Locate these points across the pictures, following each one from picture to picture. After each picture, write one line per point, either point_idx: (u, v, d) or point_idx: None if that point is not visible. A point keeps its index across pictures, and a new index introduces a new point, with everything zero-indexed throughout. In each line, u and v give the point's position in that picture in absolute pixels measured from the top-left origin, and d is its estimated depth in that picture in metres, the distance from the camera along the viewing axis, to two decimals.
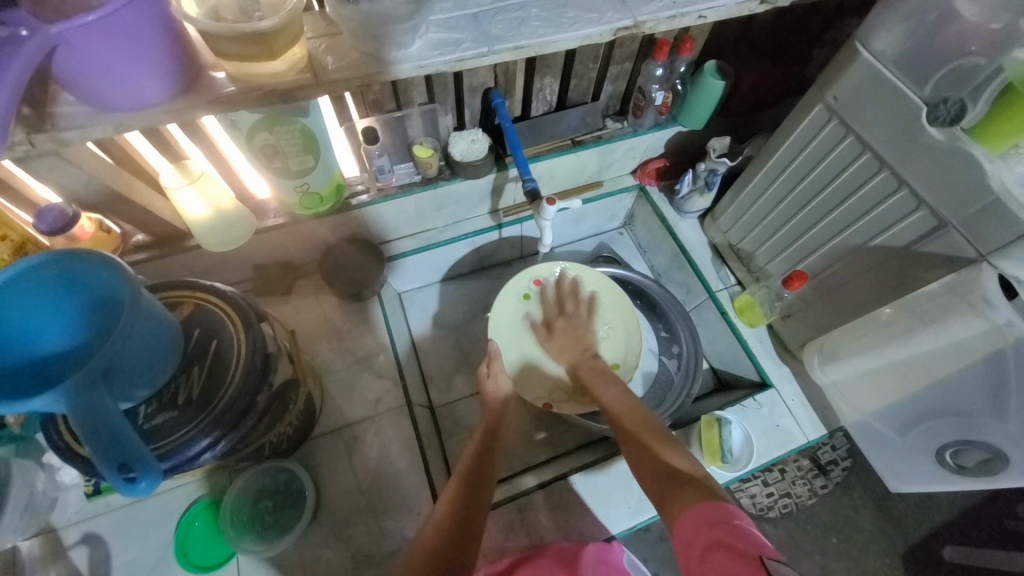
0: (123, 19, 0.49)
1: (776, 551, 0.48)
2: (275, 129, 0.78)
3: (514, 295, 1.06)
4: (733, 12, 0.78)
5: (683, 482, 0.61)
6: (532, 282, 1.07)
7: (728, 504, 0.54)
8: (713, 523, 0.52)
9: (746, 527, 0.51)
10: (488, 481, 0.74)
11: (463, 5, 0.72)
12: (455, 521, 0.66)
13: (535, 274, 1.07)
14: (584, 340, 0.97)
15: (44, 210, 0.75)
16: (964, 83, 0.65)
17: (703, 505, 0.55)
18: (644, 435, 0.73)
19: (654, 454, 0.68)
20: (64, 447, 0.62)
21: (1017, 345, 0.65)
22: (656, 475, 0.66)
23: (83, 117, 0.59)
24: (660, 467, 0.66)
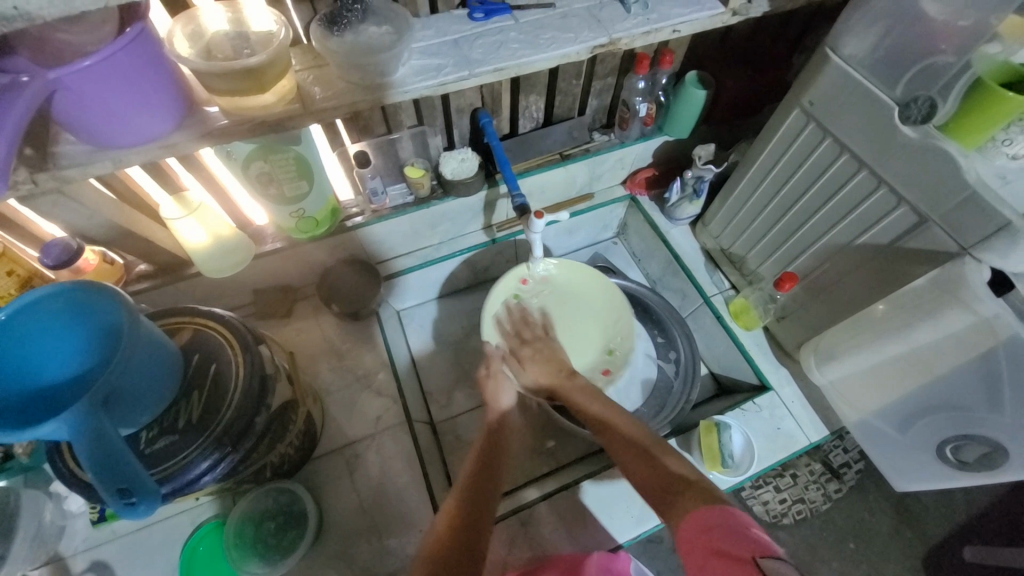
0: (118, 61, 0.52)
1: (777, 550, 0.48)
2: (269, 157, 0.82)
3: (505, 296, 1.08)
4: (706, 26, 0.80)
5: (680, 486, 0.61)
6: (520, 282, 1.10)
7: (725, 504, 0.55)
8: (709, 528, 0.53)
9: (745, 527, 0.51)
10: (494, 498, 0.71)
11: (444, 32, 0.76)
12: (464, 536, 0.65)
13: (523, 273, 1.10)
14: (558, 357, 0.92)
15: (48, 244, 0.78)
16: (932, 81, 0.67)
17: (703, 509, 0.55)
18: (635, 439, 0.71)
19: (648, 458, 0.67)
20: (68, 474, 0.64)
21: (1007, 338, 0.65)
22: (654, 480, 0.65)
23: (84, 155, 0.62)
24: (656, 469, 0.66)
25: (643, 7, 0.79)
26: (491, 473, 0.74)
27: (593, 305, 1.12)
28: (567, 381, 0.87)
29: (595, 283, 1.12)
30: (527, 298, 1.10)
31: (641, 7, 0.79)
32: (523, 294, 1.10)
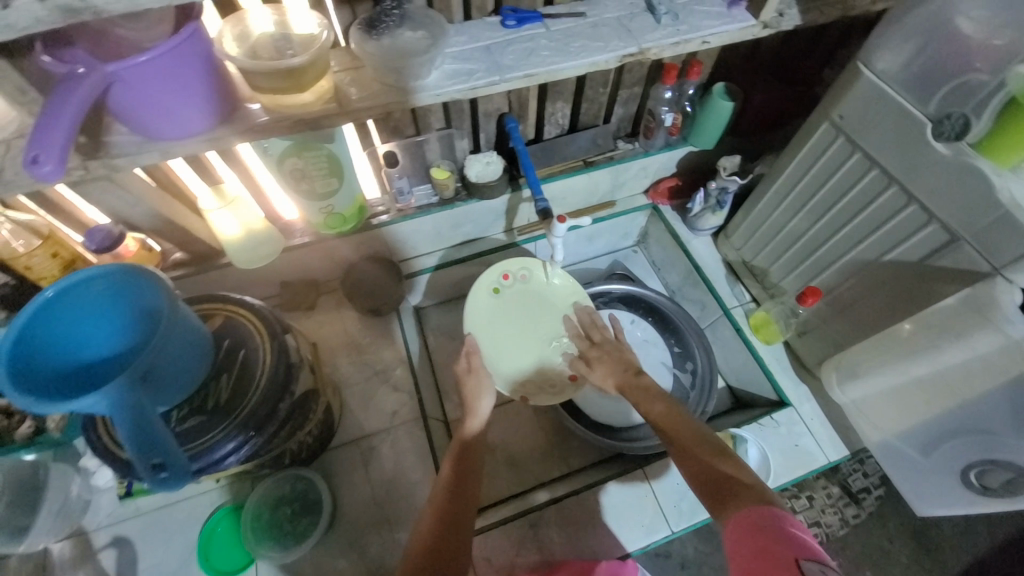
0: (171, 58, 0.55)
1: (824, 554, 0.48)
2: (304, 154, 0.85)
3: (485, 290, 1.05)
4: (736, 38, 0.81)
5: (736, 488, 0.58)
6: (501, 276, 1.06)
7: (777, 508, 0.54)
8: (756, 527, 0.52)
9: (790, 527, 0.51)
10: (473, 503, 0.70)
11: (477, 38, 0.78)
12: (438, 538, 0.62)
13: (505, 268, 1.06)
14: (624, 360, 0.88)
15: (93, 230, 0.82)
16: (965, 99, 0.66)
17: (757, 512, 0.53)
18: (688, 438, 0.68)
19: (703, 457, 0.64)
20: (102, 448, 0.67)
21: None
22: (709, 480, 0.61)
23: (134, 146, 0.65)
24: (710, 469, 0.62)
25: (673, 18, 0.80)
26: (467, 477, 0.73)
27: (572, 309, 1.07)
28: (635, 380, 0.82)
29: (572, 287, 1.08)
30: (508, 294, 1.06)
31: (671, 18, 0.80)
32: (504, 288, 1.06)
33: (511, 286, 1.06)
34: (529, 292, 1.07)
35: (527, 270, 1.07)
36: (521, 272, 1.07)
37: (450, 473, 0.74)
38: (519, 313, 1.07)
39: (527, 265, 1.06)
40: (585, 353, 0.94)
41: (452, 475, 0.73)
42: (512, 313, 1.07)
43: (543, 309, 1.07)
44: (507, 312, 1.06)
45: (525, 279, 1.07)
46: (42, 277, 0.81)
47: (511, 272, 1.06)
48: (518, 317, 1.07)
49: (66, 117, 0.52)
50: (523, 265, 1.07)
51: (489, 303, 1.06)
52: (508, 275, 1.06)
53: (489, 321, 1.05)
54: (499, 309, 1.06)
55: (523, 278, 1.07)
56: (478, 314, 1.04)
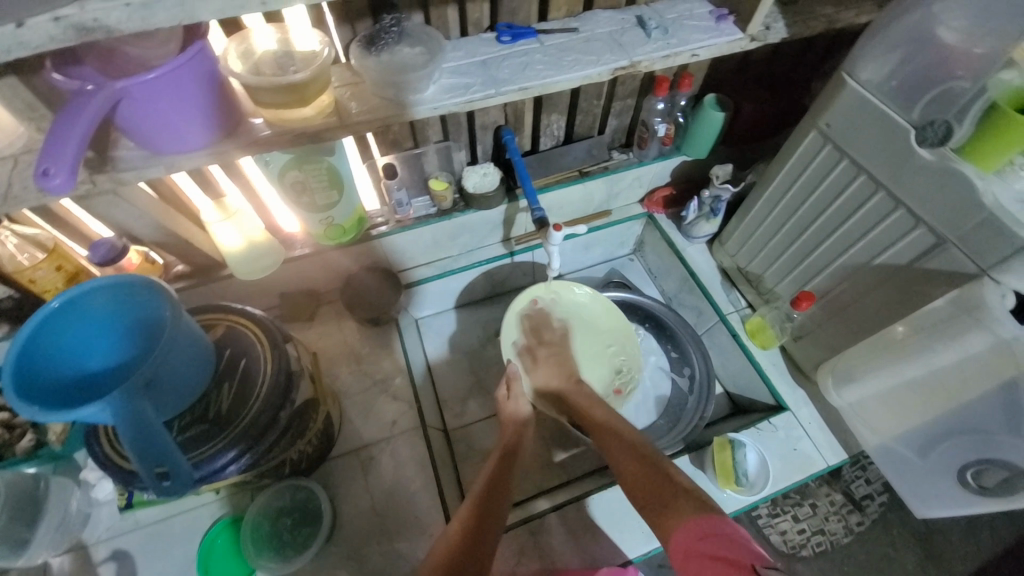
0: (177, 74, 0.57)
1: (771, 558, 0.50)
2: (304, 167, 0.87)
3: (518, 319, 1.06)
4: (725, 50, 0.83)
5: (674, 495, 0.62)
6: (532, 303, 1.07)
7: (718, 515, 0.56)
8: (709, 536, 0.53)
9: (738, 536, 0.52)
10: (505, 500, 0.72)
11: (474, 53, 0.80)
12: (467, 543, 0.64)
13: (534, 295, 1.07)
14: (566, 364, 0.97)
15: (97, 244, 0.83)
16: (948, 105, 0.67)
17: (694, 517, 0.57)
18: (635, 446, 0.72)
19: (648, 464, 0.68)
20: (104, 458, 0.67)
21: None
22: (648, 488, 0.65)
23: (141, 160, 0.67)
24: (650, 473, 0.67)
25: (663, 32, 0.82)
26: (494, 508, 0.70)
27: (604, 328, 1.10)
28: (574, 386, 0.91)
29: (604, 306, 1.10)
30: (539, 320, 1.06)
31: (661, 32, 0.83)
32: (535, 315, 1.07)
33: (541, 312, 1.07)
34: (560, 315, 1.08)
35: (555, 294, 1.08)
36: (549, 296, 1.08)
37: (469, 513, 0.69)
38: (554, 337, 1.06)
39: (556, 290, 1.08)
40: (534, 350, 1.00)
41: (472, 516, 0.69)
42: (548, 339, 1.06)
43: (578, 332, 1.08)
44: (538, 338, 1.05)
45: (555, 304, 1.08)
46: (46, 289, 0.82)
47: (539, 297, 1.07)
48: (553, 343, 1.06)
49: (77, 132, 0.53)
50: (550, 289, 1.08)
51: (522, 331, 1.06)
52: (536, 300, 1.07)
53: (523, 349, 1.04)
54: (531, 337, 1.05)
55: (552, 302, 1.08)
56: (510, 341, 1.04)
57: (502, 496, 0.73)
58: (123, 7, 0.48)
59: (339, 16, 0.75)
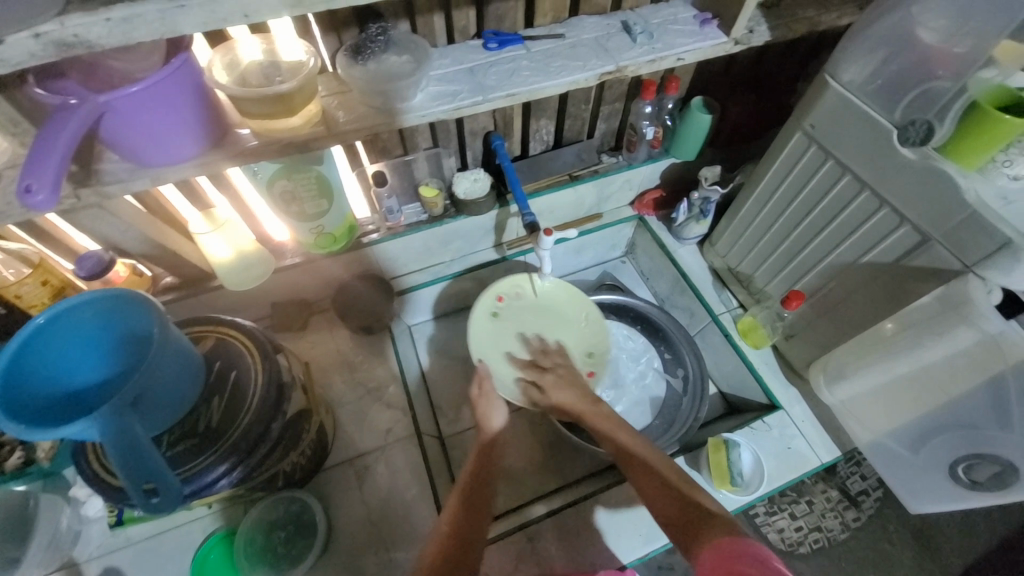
0: (161, 87, 0.57)
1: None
2: (293, 176, 0.86)
3: (484, 317, 1.06)
4: (710, 54, 0.84)
5: (703, 524, 0.59)
6: (496, 299, 1.06)
7: (745, 538, 0.55)
8: (735, 556, 0.52)
9: (762, 556, 0.51)
10: (486, 513, 0.72)
11: (460, 61, 0.81)
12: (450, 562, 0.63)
13: (498, 290, 1.06)
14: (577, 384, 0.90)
15: (84, 257, 0.83)
16: (929, 105, 0.69)
17: (722, 543, 0.55)
18: (661, 469, 0.69)
19: (676, 492, 0.65)
20: (92, 475, 0.66)
21: (1015, 369, 0.67)
22: (680, 517, 0.63)
23: (126, 173, 0.66)
24: (674, 495, 0.65)
25: (648, 37, 0.83)
26: (476, 518, 0.70)
27: (569, 315, 1.09)
28: (591, 407, 0.84)
29: (568, 295, 1.09)
30: (506, 315, 1.07)
31: (647, 37, 0.83)
32: (501, 310, 1.07)
33: (507, 307, 1.07)
34: (525, 307, 1.08)
35: (519, 287, 1.07)
36: (513, 290, 1.08)
37: (454, 523, 0.69)
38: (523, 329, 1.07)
39: (519, 282, 1.07)
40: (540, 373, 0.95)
41: (457, 523, 0.69)
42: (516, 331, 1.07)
43: (544, 319, 1.08)
44: (507, 333, 1.06)
45: (520, 297, 1.08)
46: (31, 305, 0.81)
47: (504, 292, 1.07)
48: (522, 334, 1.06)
49: (60, 145, 0.53)
50: (513, 282, 1.07)
51: (491, 328, 1.06)
52: (501, 295, 1.07)
53: (493, 345, 1.05)
54: (499, 333, 1.06)
55: (516, 295, 1.08)
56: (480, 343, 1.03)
57: (487, 505, 0.73)
58: (104, 22, 0.48)
59: (325, 25, 0.75)
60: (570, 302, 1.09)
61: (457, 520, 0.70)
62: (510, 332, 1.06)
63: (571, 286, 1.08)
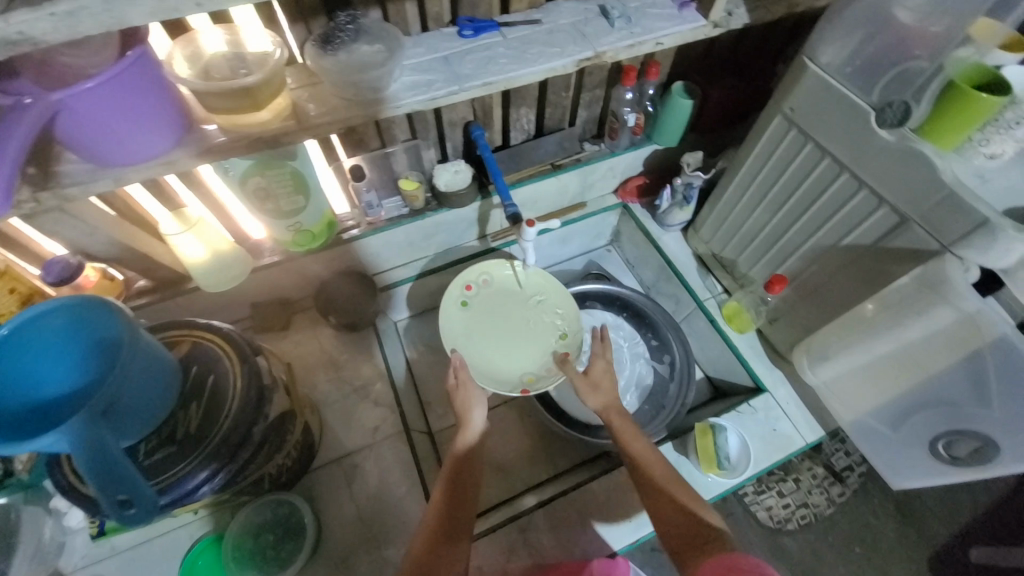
0: (118, 83, 0.54)
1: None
2: (267, 172, 0.84)
3: (453, 307, 1.03)
4: (689, 38, 0.83)
5: (708, 539, 0.59)
6: (465, 289, 1.04)
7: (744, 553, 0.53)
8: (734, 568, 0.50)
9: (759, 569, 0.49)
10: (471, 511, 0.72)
11: (435, 49, 0.79)
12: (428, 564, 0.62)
13: (466, 280, 1.04)
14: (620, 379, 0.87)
15: (50, 262, 0.80)
16: (905, 85, 0.70)
17: (720, 557, 0.54)
18: (669, 486, 0.70)
19: (685, 512, 0.65)
20: (68, 487, 0.65)
21: (993, 345, 0.69)
22: (683, 535, 0.62)
23: (86, 174, 0.63)
24: (684, 519, 0.65)
25: (627, 22, 0.82)
26: (461, 516, 0.70)
27: (539, 299, 1.06)
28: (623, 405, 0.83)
29: (539, 278, 1.06)
30: (475, 303, 1.04)
31: (625, 21, 0.82)
32: (470, 299, 1.04)
33: (476, 295, 1.04)
34: (495, 295, 1.06)
35: (486, 274, 1.05)
36: (481, 278, 1.05)
37: (437, 520, 0.69)
38: (493, 315, 1.04)
39: (486, 269, 1.05)
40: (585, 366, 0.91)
41: (439, 522, 0.68)
42: (485, 319, 1.04)
43: (514, 304, 1.05)
44: (478, 321, 1.04)
45: (488, 284, 1.06)
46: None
47: (472, 280, 1.04)
48: (493, 320, 1.04)
49: (12, 147, 0.50)
50: (480, 270, 1.05)
51: (462, 319, 1.03)
52: (470, 284, 1.04)
53: (464, 334, 1.02)
54: (470, 322, 1.03)
55: (485, 283, 1.05)
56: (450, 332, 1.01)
57: (469, 501, 0.73)
58: (48, 17, 0.45)
59: (292, 14, 0.72)
60: (541, 284, 1.06)
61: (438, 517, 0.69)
62: (482, 320, 1.04)
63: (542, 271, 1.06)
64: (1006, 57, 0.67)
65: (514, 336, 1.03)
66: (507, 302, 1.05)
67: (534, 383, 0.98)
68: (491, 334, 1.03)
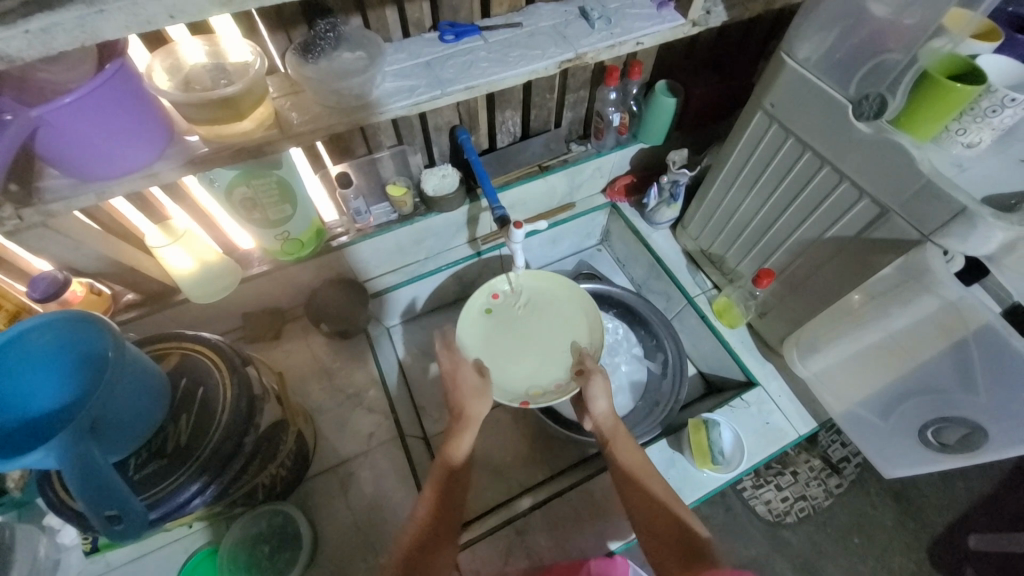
0: (97, 97, 0.54)
1: None
2: (252, 182, 0.83)
3: (477, 310, 1.03)
4: (669, 37, 0.84)
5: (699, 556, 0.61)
6: (491, 296, 1.05)
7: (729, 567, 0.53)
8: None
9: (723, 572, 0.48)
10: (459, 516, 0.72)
11: (417, 55, 0.79)
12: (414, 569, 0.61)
13: (494, 288, 1.05)
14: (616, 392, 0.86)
15: (36, 279, 0.79)
16: (880, 79, 0.70)
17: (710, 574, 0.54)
18: (659, 494, 0.72)
19: (675, 520, 0.67)
20: (59, 503, 0.64)
21: (976, 334, 0.71)
22: (673, 545, 0.64)
23: (68, 189, 0.63)
24: (673, 527, 0.66)
25: (607, 23, 0.82)
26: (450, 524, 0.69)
27: (564, 315, 1.04)
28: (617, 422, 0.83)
29: (563, 287, 1.05)
30: (499, 312, 1.04)
31: (605, 22, 0.82)
32: (495, 308, 1.05)
33: (501, 305, 1.05)
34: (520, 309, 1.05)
35: (515, 286, 1.05)
36: (510, 289, 1.05)
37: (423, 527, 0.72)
38: (517, 325, 1.03)
39: (515, 281, 1.05)
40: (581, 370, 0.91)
41: (426, 531, 0.71)
42: (508, 329, 1.03)
43: (538, 316, 1.04)
44: (500, 330, 1.03)
45: (514, 294, 1.06)
46: None
47: (498, 289, 1.05)
48: (515, 331, 1.03)
49: None
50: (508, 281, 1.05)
51: (481, 324, 1.03)
52: (496, 293, 1.05)
53: (482, 340, 1.01)
54: (491, 330, 1.03)
55: (512, 295, 1.05)
56: (468, 334, 1.00)
57: (458, 509, 0.75)
58: (23, 35, 0.45)
59: (272, 24, 0.72)
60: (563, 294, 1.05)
61: (428, 521, 0.73)
62: (502, 330, 1.03)
63: (565, 278, 1.05)
64: (981, 46, 0.69)
65: (532, 348, 1.01)
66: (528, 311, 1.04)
67: (537, 397, 0.94)
68: (510, 346, 1.01)
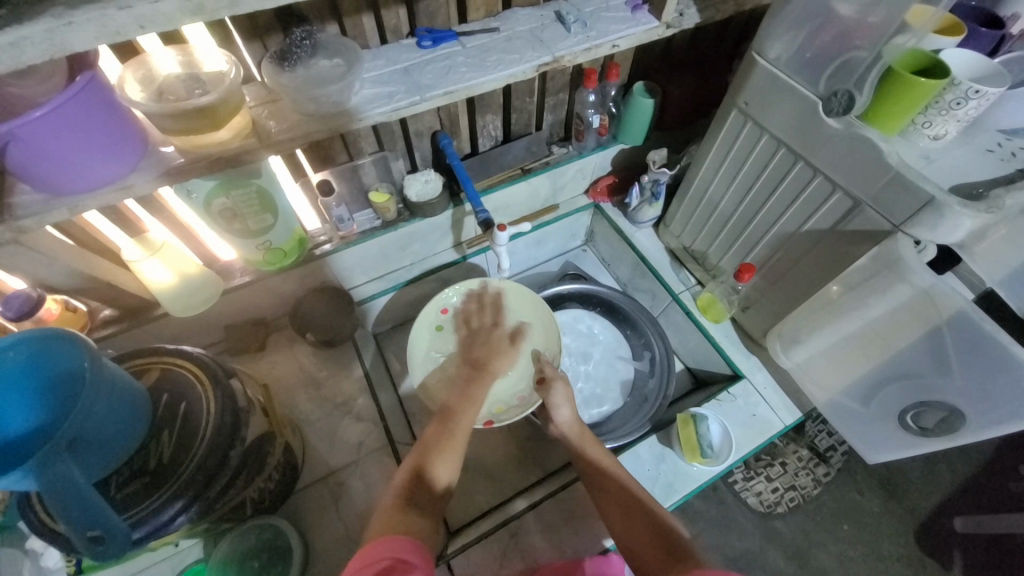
0: (69, 108, 0.53)
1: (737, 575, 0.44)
2: (232, 192, 0.81)
3: (427, 328, 1.01)
4: (644, 39, 0.85)
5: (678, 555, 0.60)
6: (441, 311, 1.03)
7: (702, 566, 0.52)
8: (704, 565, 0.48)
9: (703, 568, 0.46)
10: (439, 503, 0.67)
11: (395, 61, 0.79)
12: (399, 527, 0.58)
13: (442, 302, 1.03)
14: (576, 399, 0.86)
15: (10, 297, 0.77)
16: (848, 75, 0.73)
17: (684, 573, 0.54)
18: (636, 489, 0.72)
19: (652, 519, 0.66)
20: (39, 526, 0.62)
21: (951, 321, 0.73)
22: (650, 542, 0.63)
23: (40, 204, 0.62)
24: (650, 528, 0.65)
25: (582, 25, 0.83)
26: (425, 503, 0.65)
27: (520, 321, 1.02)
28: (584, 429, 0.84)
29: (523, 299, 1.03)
30: (451, 327, 1.02)
31: (581, 25, 0.84)
32: (446, 323, 1.02)
33: (452, 318, 1.02)
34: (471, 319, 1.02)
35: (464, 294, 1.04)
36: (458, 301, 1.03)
37: (403, 483, 0.67)
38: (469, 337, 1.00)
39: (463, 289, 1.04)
40: (543, 377, 0.89)
41: (409, 483, 0.66)
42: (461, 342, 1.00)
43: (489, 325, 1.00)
44: (454, 345, 1.00)
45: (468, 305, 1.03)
46: None
47: (447, 303, 1.03)
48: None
49: None
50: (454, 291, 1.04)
51: (433, 342, 1.01)
52: (445, 308, 1.03)
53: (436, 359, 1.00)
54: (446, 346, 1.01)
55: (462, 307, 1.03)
56: (422, 356, 0.99)
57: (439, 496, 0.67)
58: None
59: (247, 32, 0.72)
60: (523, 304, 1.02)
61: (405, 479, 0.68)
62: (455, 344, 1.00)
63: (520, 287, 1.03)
64: (944, 40, 0.72)
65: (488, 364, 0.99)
66: (481, 315, 0.99)
67: (501, 414, 0.94)
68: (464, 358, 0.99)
